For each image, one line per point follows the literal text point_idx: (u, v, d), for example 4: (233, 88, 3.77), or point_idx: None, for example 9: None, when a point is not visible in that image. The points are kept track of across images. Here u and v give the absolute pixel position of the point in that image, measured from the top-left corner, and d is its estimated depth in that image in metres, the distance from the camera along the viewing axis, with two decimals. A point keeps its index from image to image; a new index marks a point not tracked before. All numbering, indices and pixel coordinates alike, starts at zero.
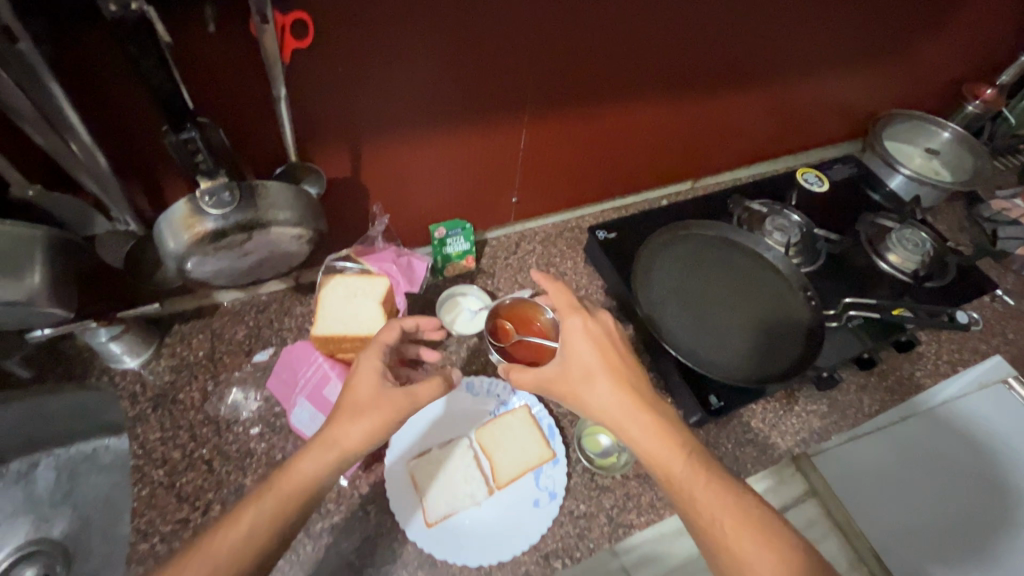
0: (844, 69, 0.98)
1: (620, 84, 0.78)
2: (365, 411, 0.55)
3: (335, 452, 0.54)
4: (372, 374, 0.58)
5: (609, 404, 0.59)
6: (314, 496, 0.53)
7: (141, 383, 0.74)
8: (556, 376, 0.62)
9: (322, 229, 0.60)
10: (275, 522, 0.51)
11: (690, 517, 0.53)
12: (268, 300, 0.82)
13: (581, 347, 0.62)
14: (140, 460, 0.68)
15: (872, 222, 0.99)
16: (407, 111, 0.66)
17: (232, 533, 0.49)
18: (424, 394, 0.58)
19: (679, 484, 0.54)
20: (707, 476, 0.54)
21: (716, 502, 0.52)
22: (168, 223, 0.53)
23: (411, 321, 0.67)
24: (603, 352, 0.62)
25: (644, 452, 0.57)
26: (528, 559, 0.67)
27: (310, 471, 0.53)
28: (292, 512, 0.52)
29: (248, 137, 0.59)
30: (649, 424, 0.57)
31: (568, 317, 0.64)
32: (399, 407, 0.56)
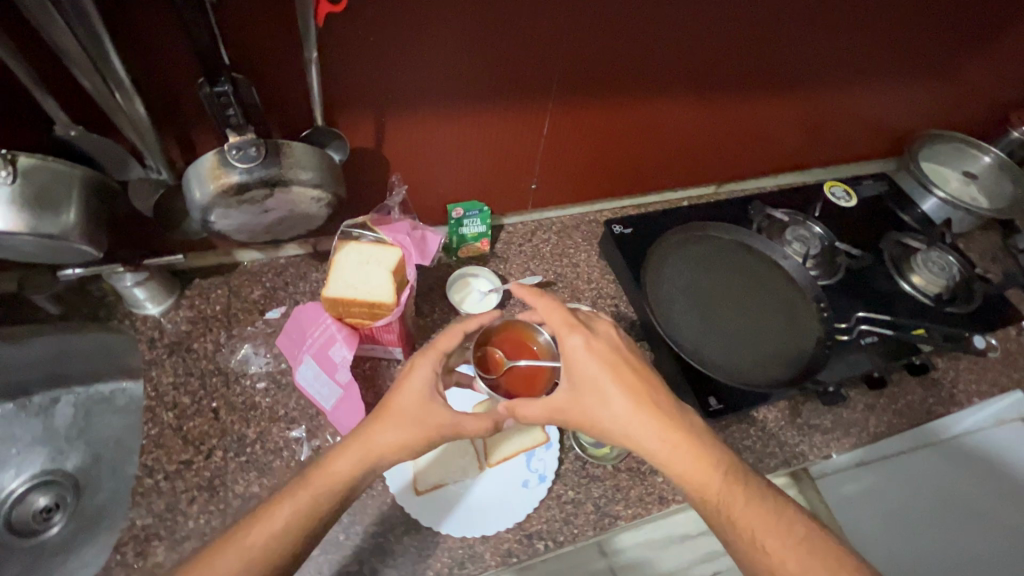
0: (883, 83, 0.96)
1: (651, 80, 0.78)
2: (407, 423, 0.58)
3: (372, 458, 0.57)
4: (423, 388, 0.60)
5: (630, 423, 0.58)
6: (345, 495, 0.55)
7: (159, 330, 0.77)
8: (566, 403, 0.60)
9: (341, 193, 0.63)
10: (307, 519, 0.53)
11: (731, 539, 0.54)
12: (286, 264, 0.85)
13: (588, 367, 0.61)
14: (152, 401, 0.71)
15: (896, 241, 0.97)
16: (432, 88, 0.68)
17: (271, 526, 0.52)
18: (471, 427, 0.60)
19: (716, 505, 0.55)
20: (744, 495, 0.54)
21: (756, 522, 0.53)
22: (196, 172, 0.56)
23: (474, 322, 0.66)
24: (615, 368, 0.61)
25: (679, 475, 0.57)
26: (512, 536, 0.68)
27: (345, 473, 0.55)
28: (324, 510, 0.54)
29: (279, 98, 0.62)
30: (680, 444, 0.57)
31: (569, 333, 0.62)
32: (441, 427, 0.59)
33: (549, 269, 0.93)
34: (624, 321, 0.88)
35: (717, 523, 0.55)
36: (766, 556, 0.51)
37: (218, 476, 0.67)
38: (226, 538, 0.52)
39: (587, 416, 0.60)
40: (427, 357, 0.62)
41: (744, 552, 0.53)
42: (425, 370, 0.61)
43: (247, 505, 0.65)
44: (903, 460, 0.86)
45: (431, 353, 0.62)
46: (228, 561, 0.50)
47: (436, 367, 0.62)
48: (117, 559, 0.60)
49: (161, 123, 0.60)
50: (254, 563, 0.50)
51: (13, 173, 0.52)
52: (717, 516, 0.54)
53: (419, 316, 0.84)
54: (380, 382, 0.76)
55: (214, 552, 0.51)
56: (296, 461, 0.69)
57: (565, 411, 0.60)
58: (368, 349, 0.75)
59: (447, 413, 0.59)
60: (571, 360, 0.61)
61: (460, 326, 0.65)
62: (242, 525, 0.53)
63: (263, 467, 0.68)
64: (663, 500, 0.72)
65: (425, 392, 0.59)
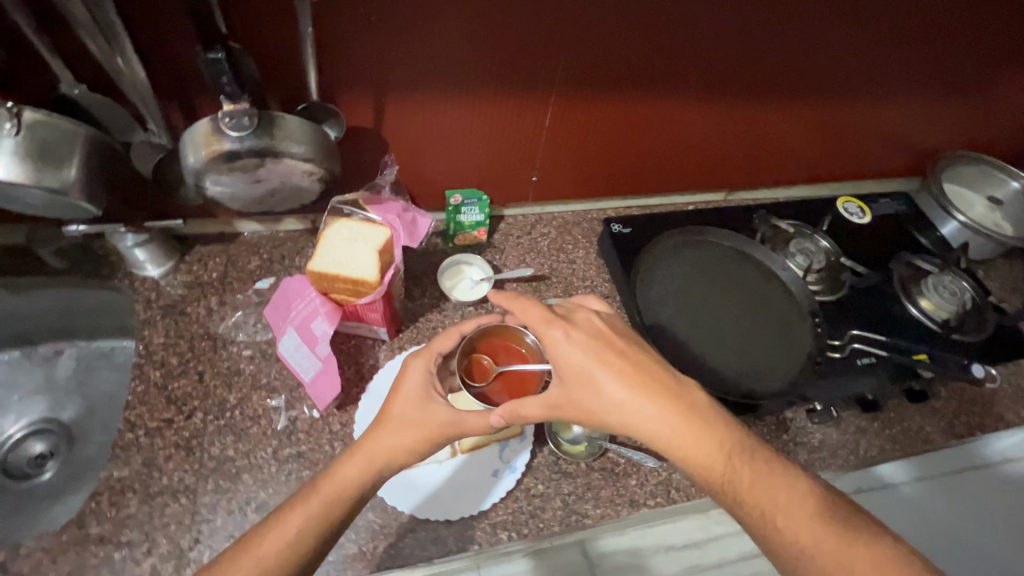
0: (906, 98, 0.92)
1: (661, 77, 0.77)
2: (412, 427, 0.57)
3: (379, 462, 0.56)
4: (419, 390, 0.60)
5: (624, 411, 0.56)
6: (356, 503, 0.55)
7: (156, 292, 0.79)
8: (560, 396, 0.58)
9: (333, 170, 0.63)
10: (320, 526, 0.52)
11: (746, 517, 0.52)
12: (285, 238, 0.86)
13: (576, 359, 0.59)
14: (142, 359, 0.73)
15: (907, 262, 0.94)
16: (432, 71, 0.68)
17: (283, 533, 0.51)
18: (476, 422, 0.58)
19: (723, 482, 0.53)
20: (747, 468, 0.53)
21: (763, 493, 0.52)
22: (190, 138, 0.57)
23: (470, 324, 0.67)
24: (600, 355, 0.59)
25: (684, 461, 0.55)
26: (476, 524, 0.68)
27: (355, 480, 0.55)
28: (335, 518, 0.53)
29: (279, 72, 0.63)
30: (681, 426, 0.55)
31: (552, 325, 0.60)
32: (443, 427, 0.57)
33: (545, 263, 0.92)
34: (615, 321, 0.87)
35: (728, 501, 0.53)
36: (778, 529, 0.50)
37: (196, 437, 0.68)
38: (238, 549, 0.51)
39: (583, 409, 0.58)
40: (419, 358, 0.62)
41: (761, 528, 0.51)
42: (418, 369, 0.61)
43: (221, 468, 0.67)
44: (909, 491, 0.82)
45: (422, 355, 0.62)
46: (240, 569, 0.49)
47: (431, 367, 0.62)
48: (91, 507, 0.62)
49: (163, 89, 0.61)
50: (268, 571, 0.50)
51: (18, 126, 0.54)
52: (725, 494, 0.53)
53: (409, 299, 0.85)
54: (362, 360, 0.77)
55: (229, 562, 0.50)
56: (273, 429, 0.70)
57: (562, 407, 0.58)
58: (353, 327, 0.77)
59: (446, 412, 0.58)
60: (556, 353, 0.60)
61: (458, 329, 0.66)
62: (255, 534, 0.52)
63: (240, 433, 0.69)
64: (633, 504, 0.71)
65: (422, 394, 0.59)
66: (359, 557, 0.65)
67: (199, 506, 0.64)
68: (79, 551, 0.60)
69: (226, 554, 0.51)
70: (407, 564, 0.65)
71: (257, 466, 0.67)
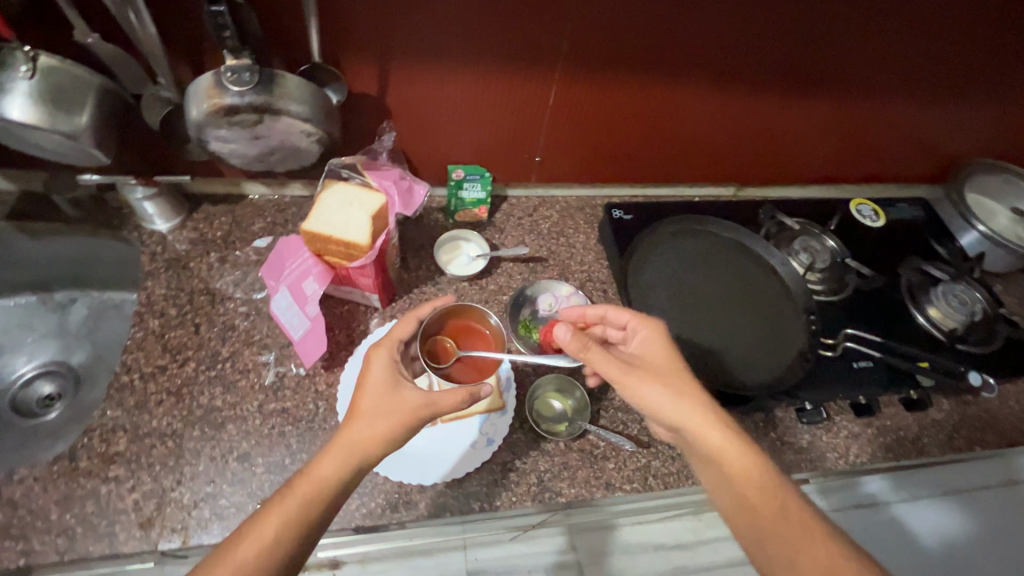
0: (929, 99, 0.89)
1: (666, 63, 0.76)
2: (383, 415, 0.56)
3: (358, 455, 0.54)
4: (386, 379, 0.59)
5: (694, 412, 0.58)
6: (333, 499, 0.53)
7: (162, 245, 0.82)
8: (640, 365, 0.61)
9: (331, 132, 0.65)
10: (299, 526, 0.50)
11: (783, 533, 0.52)
12: (290, 203, 0.88)
13: (660, 350, 0.63)
14: (143, 308, 0.76)
15: (917, 268, 0.90)
16: (436, 41, 0.68)
17: (258, 537, 0.49)
18: (447, 401, 0.58)
19: (771, 491, 0.54)
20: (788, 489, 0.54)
21: (804, 515, 0.52)
22: (193, 91, 0.58)
23: (426, 308, 0.67)
24: (679, 364, 0.62)
25: (731, 459, 0.55)
26: (449, 491, 0.69)
27: (331, 477, 0.53)
28: (313, 516, 0.51)
29: (285, 34, 0.64)
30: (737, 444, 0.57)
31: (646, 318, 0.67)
32: (416, 410, 0.57)
33: (543, 245, 0.92)
34: None
35: (768, 515, 0.53)
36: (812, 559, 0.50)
37: (187, 385, 0.71)
38: (211, 563, 0.48)
39: (661, 383, 0.60)
40: (382, 348, 0.62)
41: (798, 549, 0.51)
42: (383, 361, 0.61)
43: (207, 416, 0.69)
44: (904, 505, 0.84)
45: (385, 345, 0.62)
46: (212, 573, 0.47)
47: (394, 356, 0.62)
48: (83, 442, 0.65)
49: (172, 44, 0.63)
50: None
51: (33, 70, 0.57)
52: (769, 505, 0.53)
53: (405, 270, 0.86)
54: (354, 325, 0.79)
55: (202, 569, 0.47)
56: (260, 384, 0.72)
57: (639, 371, 0.61)
58: (347, 292, 0.78)
59: (417, 395, 0.58)
60: (644, 341, 0.65)
61: (414, 314, 0.67)
62: (231, 542, 0.49)
63: (229, 385, 0.71)
64: (609, 487, 0.71)
65: (389, 381, 0.59)
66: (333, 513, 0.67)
67: (184, 450, 0.66)
68: (68, 481, 0.63)
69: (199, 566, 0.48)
70: (379, 524, 0.67)
71: (242, 417, 0.69)
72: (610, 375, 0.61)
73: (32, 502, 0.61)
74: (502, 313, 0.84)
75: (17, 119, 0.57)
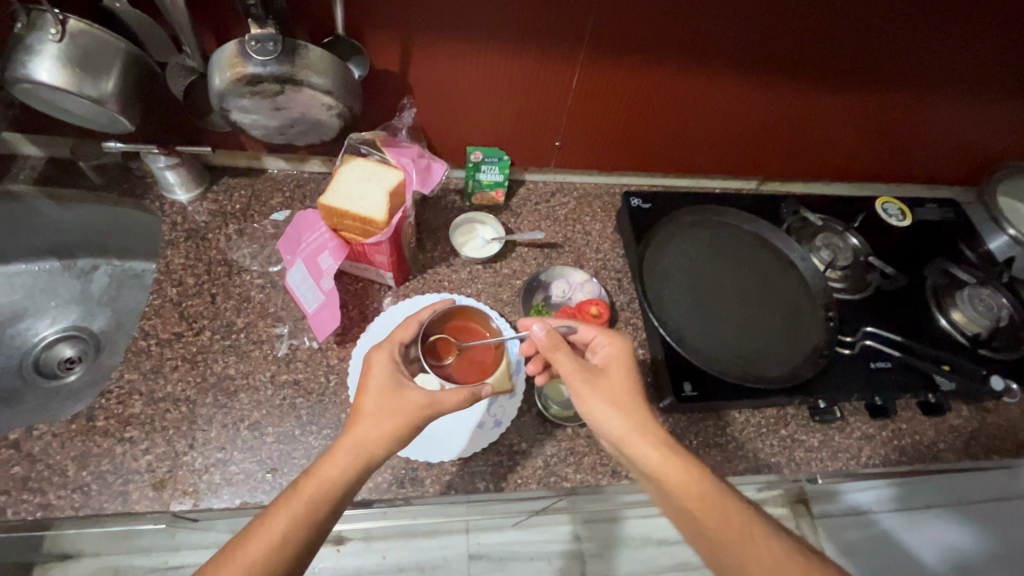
0: (967, 96, 0.86)
1: (692, 51, 0.75)
2: (388, 416, 0.58)
3: (365, 454, 0.57)
4: (389, 380, 0.61)
5: (632, 428, 0.58)
6: (340, 500, 0.55)
7: (182, 216, 0.83)
8: (598, 382, 0.61)
9: (351, 106, 0.65)
10: (306, 527, 0.53)
11: (724, 542, 0.53)
12: (309, 178, 0.89)
13: (620, 368, 0.63)
14: (161, 276, 0.77)
15: (943, 270, 0.88)
16: (461, 18, 0.67)
17: (266, 534, 0.51)
18: (449, 400, 0.60)
19: (709, 507, 0.54)
20: (723, 498, 0.56)
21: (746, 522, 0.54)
22: (217, 58, 0.59)
23: (426, 310, 0.68)
24: (626, 380, 0.62)
25: (670, 476, 0.56)
26: (455, 470, 0.69)
27: (337, 477, 0.55)
28: (321, 515, 0.54)
29: (311, 5, 0.64)
30: (674, 456, 0.57)
31: (609, 335, 0.65)
32: (419, 409, 0.59)
33: (559, 231, 0.91)
34: (622, 296, 0.86)
35: (715, 522, 0.54)
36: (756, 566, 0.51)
37: (202, 353, 0.72)
38: (223, 558, 0.51)
39: (613, 403, 0.60)
40: (382, 350, 0.63)
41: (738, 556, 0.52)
42: (383, 360, 0.62)
43: (221, 384, 0.70)
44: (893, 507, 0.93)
45: (385, 348, 0.63)
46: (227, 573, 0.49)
47: (394, 357, 0.63)
48: (100, 403, 0.66)
49: (198, 12, 0.63)
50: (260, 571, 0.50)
51: (62, 33, 0.57)
52: (711, 509, 0.54)
53: (420, 250, 0.86)
54: (367, 303, 0.79)
55: (220, 564, 0.50)
56: (273, 355, 0.73)
57: (597, 387, 0.61)
58: (361, 269, 0.78)
59: (420, 395, 0.59)
60: (606, 355, 0.64)
61: (415, 317, 0.67)
62: (239, 539, 0.51)
63: (243, 354, 0.72)
64: (615, 474, 0.71)
65: (392, 383, 0.60)
66: None
67: (197, 416, 0.67)
68: (84, 440, 0.64)
69: (212, 558, 0.51)
70: (384, 498, 0.67)
71: (254, 387, 0.70)
72: (568, 379, 0.62)
73: (49, 458, 0.63)
74: (515, 297, 0.84)
75: (46, 82, 0.58)
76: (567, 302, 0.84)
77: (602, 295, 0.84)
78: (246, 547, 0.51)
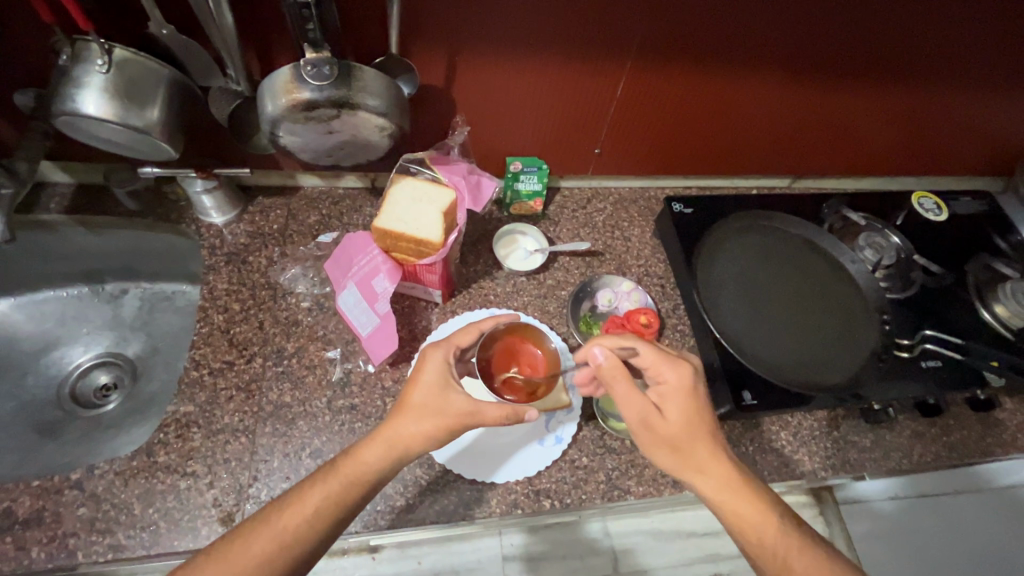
0: (1008, 90, 0.85)
1: (740, 54, 0.73)
2: (430, 414, 0.58)
3: (399, 448, 0.57)
4: (438, 380, 0.60)
5: (703, 454, 0.57)
6: (373, 487, 0.56)
7: (220, 239, 0.81)
8: (656, 424, 0.58)
9: (403, 126, 0.64)
10: (337, 506, 0.53)
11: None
12: (344, 194, 0.87)
13: (676, 409, 0.59)
14: (206, 303, 0.76)
15: (986, 265, 0.88)
16: (509, 33, 0.66)
17: (299, 511, 0.52)
18: (493, 413, 0.58)
19: (773, 547, 0.54)
20: (797, 539, 0.54)
21: (811, 569, 0.53)
22: (271, 85, 0.57)
23: (490, 322, 0.68)
24: (696, 410, 0.59)
25: (734, 514, 0.55)
26: (520, 490, 0.69)
27: (372, 463, 0.56)
28: (353, 498, 0.54)
29: (359, 23, 0.62)
30: (739, 485, 0.56)
31: (667, 369, 0.60)
32: (459, 416, 0.58)
33: (600, 239, 0.90)
34: (667, 302, 0.85)
35: (776, 550, 0.54)
36: None
37: (256, 381, 0.71)
38: (256, 521, 0.52)
39: (670, 449, 0.58)
40: (439, 349, 0.63)
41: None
42: (438, 360, 0.61)
43: (278, 412, 0.69)
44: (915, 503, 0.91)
45: (442, 347, 0.63)
46: (258, 543, 0.50)
47: (449, 358, 0.62)
48: (159, 438, 0.66)
49: (244, 34, 0.61)
50: (286, 546, 0.51)
51: (108, 63, 0.55)
52: (776, 538, 0.54)
53: (463, 264, 0.85)
54: (415, 321, 0.78)
55: (251, 530, 0.51)
56: (327, 379, 0.72)
57: (653, 429, 0.58)
58: (410, 287, 0.77)
59: (464, 402, 0.58)
60: (663, 391, 0.60)
61: (477, 326, 0.67)
62: (276, 506, 0.53)
63: (297, 381, 0.71)
64: (676, 485, 0.71)
65: (440, 383, 0.59)
66: (405, 509, 0.67)
67: (258, 446, 0.67)
68: (147, 477, 0.64)
69: (249, 518, 0.52)
70: (451, 520, 0.67)
71: (312, 414, 0.69)
72: (628, 407, 0.59)
73: (114, 497, 0.62)
74: (562, 309, 0.83)
75: (92, 114, 0.56)
76: (613, 312, 0.83)
77: (649, 303, 0.83)
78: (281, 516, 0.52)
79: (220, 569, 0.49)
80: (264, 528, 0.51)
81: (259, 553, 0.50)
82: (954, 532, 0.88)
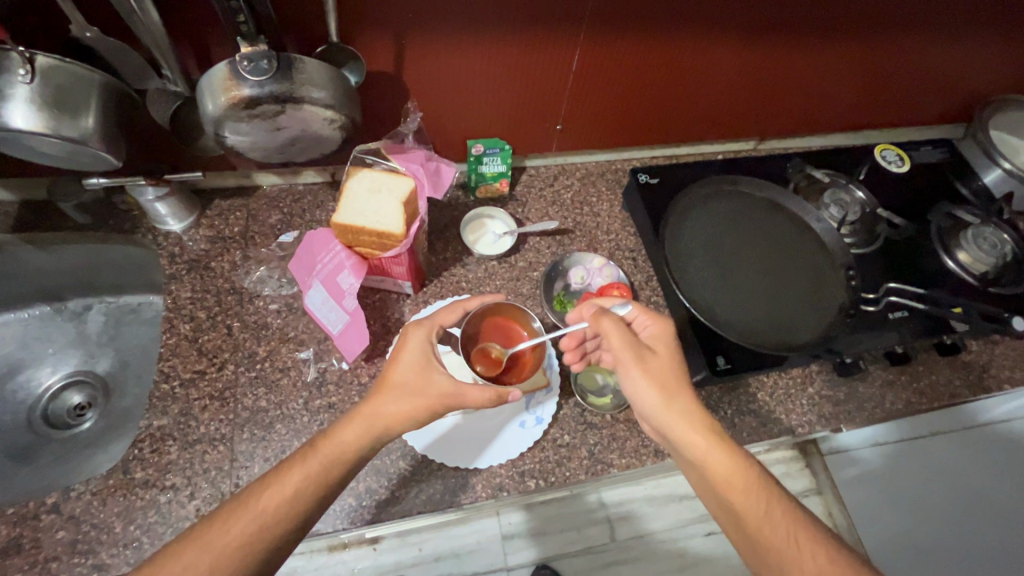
0: (961, 36, 0.85)
1: (694, 18, 0.71)
2: (409, 394, 0.58)
3: (379, 428, 0.57)
4: (420, 359, 0.60)
5: (688, 407, 0.58)
6: (353, 464, 0.56)
7: (180, 247, 0.79)
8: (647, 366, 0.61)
9: (354, 117, 0.62)
10: (318, 487, 0.53)
11: (762, 537, 0.52)
12: (304, 191, 0.85)
13: (662, 355, 0.62)
14: (170, 313, 0.74)
15: (948, 213, 0.90)
16: (454, 13, 0.64)
17: (279, 494, 0.52)
18: (475, 395, 0.58)
19: (754, 502, 0.54)
20: (779, 496, 0.54)
21: (795, 527, 0.52)
22: (208, 83, 0.55)
23: (475, 301, 0.67)
24: (678, 365, 0.61)
25: (716, 470, 0.55)
26: (505, 472, 0.69)
27: (353, 444, 0.56)
28: (333, 479, 0.54)
29: (296, 12, 0.60)
30: (721, 441, 0.57)
31: (648, 321, 0.64)
32: (444, 398, 0.58)
33: (568, 216, 0.90)
34: (640, 275, 0.86)
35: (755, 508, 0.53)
36: (801, 558, 0.50)
37: (229, 389, 0.70)
38: (234, 504, 0.51)
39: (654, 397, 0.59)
40: (421, 329, 0.62)
41: (775, 552, 0.51)
42: (419, 340, 0.61)
43: (254, 418, 0.68)
44: (897, 453, 0.92)
45: (425, 326, 0.62)
46: (240, 523, 0.50)
47: (431, 339, 0.61)
48: (134, 454, 0.65)
49: (176, 32, 0.59)
50: (269, 526, 0.50)
51: (31, 72, 0.52)
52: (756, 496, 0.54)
53: (432, 253, 0.84)
54: (388, 315, 0.77)
55: (230, 516, 0.50)
56: (303, 381, 0.71)
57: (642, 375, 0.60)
58: (378, 281, 0.76)
59: (446, 383, 0.58)
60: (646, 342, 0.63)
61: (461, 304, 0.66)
62: (256, 488, 0.52)
63: (272, 384, 0.71)
64: (658, 454, 0.72)
65: (422, 363, 0.59)
66: (392, 501, 0.67)
67: (237, 453, 0.66)
68: (125, 494, 0.63)
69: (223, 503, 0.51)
70: (438, 509, 0.67)
71: (291, 416, 0.69)
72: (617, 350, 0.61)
73: (92, 518, 0.61)
74: (535, 290, 0.83)
75: (22, 128, 0.53)
76: (587, 289, 0.83)
77: (622, 277, 0.83)
78: (259, 499, 0.52)
79: (201, 553, 0.48)
80: (243, 510, 0.50)
81: (238, 535, 0.49)
82: (933, 475, 0.91)
